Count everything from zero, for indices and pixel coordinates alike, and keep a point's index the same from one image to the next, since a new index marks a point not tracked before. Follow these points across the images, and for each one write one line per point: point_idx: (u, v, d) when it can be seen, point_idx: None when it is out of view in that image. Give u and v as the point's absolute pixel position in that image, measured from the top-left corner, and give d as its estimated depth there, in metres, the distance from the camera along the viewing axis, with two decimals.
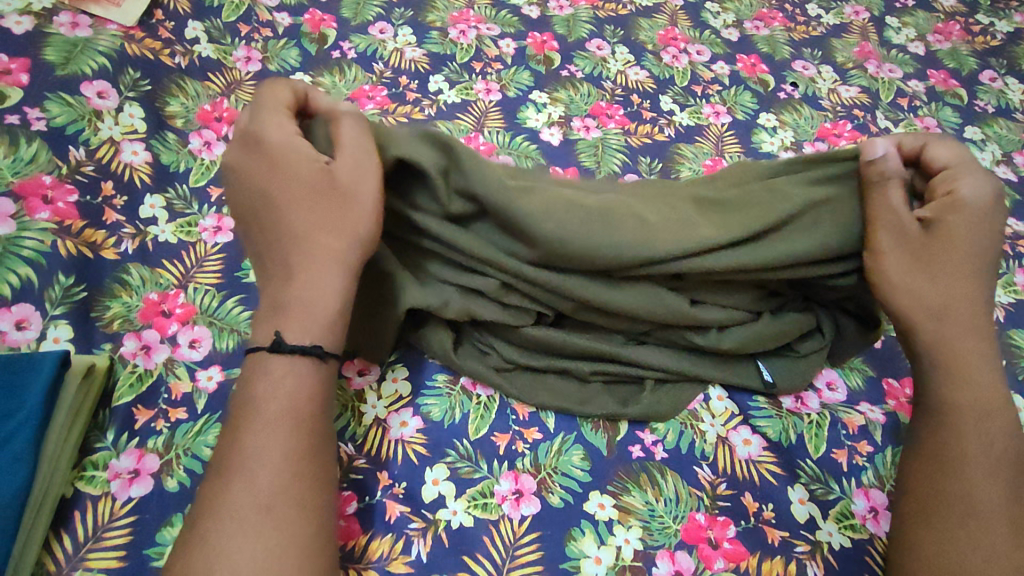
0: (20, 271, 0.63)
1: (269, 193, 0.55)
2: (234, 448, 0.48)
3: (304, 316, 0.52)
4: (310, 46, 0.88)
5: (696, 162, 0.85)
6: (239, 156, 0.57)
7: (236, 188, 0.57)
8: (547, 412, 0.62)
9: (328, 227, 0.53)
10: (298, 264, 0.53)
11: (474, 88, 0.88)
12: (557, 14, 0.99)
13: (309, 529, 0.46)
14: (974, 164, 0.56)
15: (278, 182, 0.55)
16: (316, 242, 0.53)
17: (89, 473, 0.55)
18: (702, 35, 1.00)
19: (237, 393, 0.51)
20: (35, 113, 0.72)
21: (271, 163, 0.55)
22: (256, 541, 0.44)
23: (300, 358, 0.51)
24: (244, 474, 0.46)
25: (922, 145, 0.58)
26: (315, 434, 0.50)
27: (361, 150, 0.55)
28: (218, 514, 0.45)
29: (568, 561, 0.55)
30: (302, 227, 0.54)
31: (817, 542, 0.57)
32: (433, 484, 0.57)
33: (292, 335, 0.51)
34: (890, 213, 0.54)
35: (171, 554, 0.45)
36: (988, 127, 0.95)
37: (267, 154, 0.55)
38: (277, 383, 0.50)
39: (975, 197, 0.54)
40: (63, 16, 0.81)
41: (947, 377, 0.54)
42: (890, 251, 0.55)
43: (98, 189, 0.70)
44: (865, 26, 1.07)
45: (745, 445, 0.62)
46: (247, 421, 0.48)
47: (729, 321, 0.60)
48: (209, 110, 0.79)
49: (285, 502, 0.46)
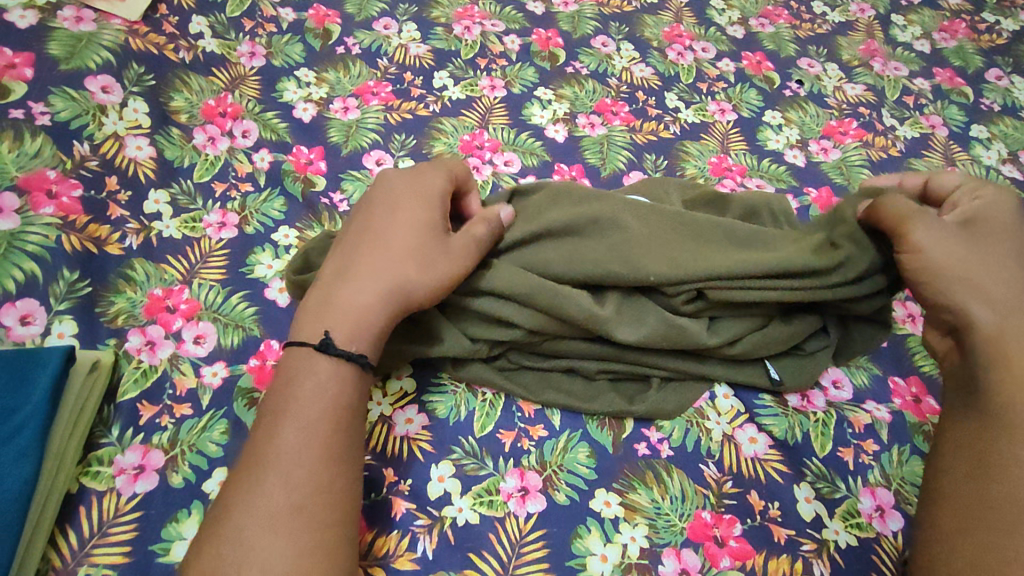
0: (25, 266, 0.63)
1: (394, 209, 0.57)
2: (271, 445, 0.48)
3: (355, 321, 0.52)
4: (314, 41, 0.88)
5: (701, 159, 0.85)
6: (394, 172, 0.61)
7: (377, 190, 0.60)
8: (553, 410, 0.62)
9: (411, 256, 0.54)
10: (361, 273, 0.54)
11: (478, 84, 0.88)
12: (562, 10, 0.98)
13: (338, 530, 0.46)
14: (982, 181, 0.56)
15: (405, 207, 0.57)
16: (384, 257, 0.54)
17: (94, 469, 0.55)
18: (708, 32, 1.00)
19: (283, 385, 0.51)
20: (40, 108, 0.72)
21: (414, 191, 0.58)
22: (287, 540, 0.44)
23: (345, 362, 0.51)
24: (281, 471, 0.46)
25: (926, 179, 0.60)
26: (351, 436, 0.50)
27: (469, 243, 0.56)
28: (250, 510, 0.45)
29: (574, 558, 0.55)
30: (385, 240, 0.56)
31: (824, 541, 0.57)
32: (439, 481, 0.57)
33: (339, 337, 0.51)
34: (920, 214, 0.52)
35: (200, 548, 0.45)
36: (995, 126, 0.95)
37: (419, 188, 0.59)
38: (321, 385, 0.50)
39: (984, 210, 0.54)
40: (68, 10, 0.81)
41: (998, 365, 0.49)
42: (931, 250, 0.51)
43: (103, 184, 0.69)
44: (871, 24, 1.06)
45: (751, 443, 0.62)
46: (288, 419, 0.48)
47: (742, 331, 0.60)
48: (214, 105, 0.79)
49: (319, 502, 0.46)
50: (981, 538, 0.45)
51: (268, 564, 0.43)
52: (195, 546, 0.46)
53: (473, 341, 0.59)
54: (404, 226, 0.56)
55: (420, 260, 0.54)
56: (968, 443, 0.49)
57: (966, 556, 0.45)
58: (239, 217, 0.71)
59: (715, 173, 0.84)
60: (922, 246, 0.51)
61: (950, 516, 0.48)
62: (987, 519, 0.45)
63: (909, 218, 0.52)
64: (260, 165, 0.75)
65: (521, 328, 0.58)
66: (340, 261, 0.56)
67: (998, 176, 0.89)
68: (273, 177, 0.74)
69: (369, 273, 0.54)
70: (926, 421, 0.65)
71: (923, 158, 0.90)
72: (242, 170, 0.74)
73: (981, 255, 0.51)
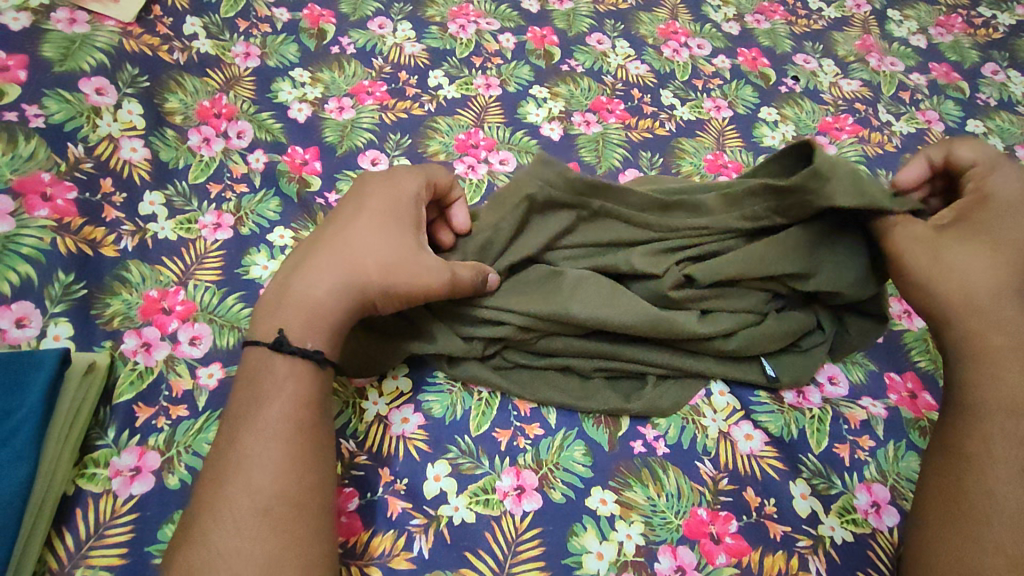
0: (20, 268, 0.63)
1: (362, 212, 0.57)
2: (234, 449, 0.48)
3: (310, 315, 0.52)
4: (309, 41, 0.88)
5: (697, 156, 0.85)
6: (376, 176, 0.61)
7: (354, 190, 0.61)
8: (549, 408, 0.62)
9: (377, 249, 0.55)
10: (317, 268, 0.54)
11: (474, 83, 0.88)
12: (557, 8, 0.98)
13: (308, 532, 0.46)
14: (999, 158, 0.57)
15: (370, 211, 0.57)
16: (340, 258, 0.54)
17: (90, 470, 0.55)
18: (703, 29, 1.00)
19: (242, 392, 0.51)
20: (33, 110, 0.72)
21: (390, 196, 0.58)
22: (254, 542, 0.45)
23: (299, 361, 0.51)
24: (243, 474, 0.47)
25: (945, 150, 0.59)
26: (316, 435, 0.50)
27: (434, 260, 0.55)
28: (216, 514, 0.46)
29: (570, 556, 0.55)
30: (341, 242, 0.55)
31: (819, 537, 0.57)
32: (435, 480, 0.57)
33: (292, 334, 0.52)
34: (900, 220, 0.57)
35: (172, 551, 0.46)
36: (990, 121, 0.95)
37: (394, 192, 0.59)
38: (277, 387, 0.50)
39: (1003, 193, 0.56)
40: (61, 12, 0.81)
41: (991, 369, 0.53)
42: (906, 253, 0.56)
43: (97, 186, 0.69)
44: (867, 19, 1.06)
45: (747, 440, 0.62)
46: (248, 424, 0.49)
47: (735, 328, 0.61)
48: (209, 106, 0.79)
49: (283, 502, 0.46)
50: (951, 526, 0.50)
51: (235, 567, 0.44)
52: (168, 549, 0.46)
53: (467, 340, 0.61)
54: (369, 229, 0.56)
55: (384, 259, 0.54)
56: (944, 446, 0.53)
57: (948, 542, 0.50)
58: (235, 218, 0.71)
59: (711, 170, 0.84)
60: (898, 252, 0.57)
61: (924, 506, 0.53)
62: (956, 507, 0.50)
63: (886, 228, 0.58)
64: (255, 166, 0.75)
65: (511, 325, 0.59)
66: (309, 254, 0.55)
67: None
68: (269, 178, 0.74)
69: (331, 262, 0.54)
70: (923, 417, 0.64)
71: None
72: (237, 171, 0.74)
73: (943, 256, 0.55)
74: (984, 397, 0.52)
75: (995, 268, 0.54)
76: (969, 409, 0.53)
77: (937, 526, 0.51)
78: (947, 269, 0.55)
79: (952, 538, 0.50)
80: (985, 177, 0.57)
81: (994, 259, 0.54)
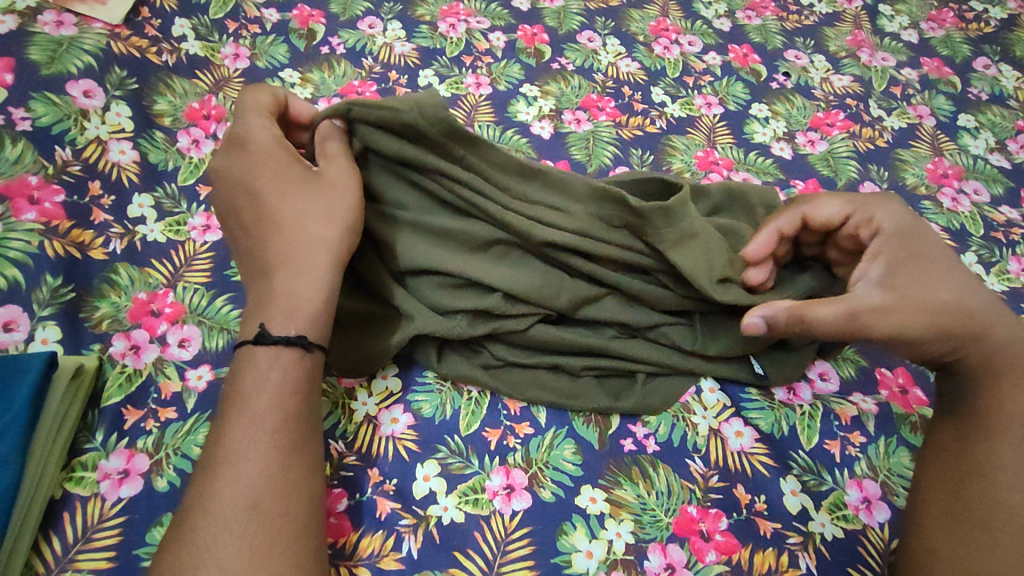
0: (8, 272, 0.62)
1: (256, 198, 0.57)
2: (220, 443, 0.48)
3: (289, 303, 0.53)
4: (298, 42, 0.88)
5: (688, 153, 0.84)
6: (227, 157, 0.60)
7: (222, 183, 0.60)
8: (539, 407, 0.62)
9: (310, 213, 0.56)
10: (277, 265, 0.54)
11: (463, 82, 0.87)
12: (547, 6, 0.98)
13: (295, 524, 0.46)
14: (859, 200, 0.58)
15: (259, 192, 0.57)
16: (299, 244, 0.55)
17: (78, 474, 0.55)
18: (694, 26, 1.00)
19: (228, 385, 0.51)
20: (21, 113, 0.71)
21: (258, 165, 0.58)
22: (243, 536, 0.44)
23: (285, 349, 0.51)
24: (232, 469, 0.47)
25: (802, 215, 0.59)
26: (303, 426, 0.50)
27: (340, 174, 0.57)
28: (204, 510, 0.45)
29: (560, 555, 0.55)
30: (285, 236, 0.55)
31: (809, 533, 0.57)
32: (425, 481, 0.57)
33: (275, 327, 0.52)
34: (854, 304, 0.51)
35: (161, 550, 0.45)
36: (982, 115, 0.95)
37: (254, 157, 0.59)
38: (263, 378, 0.50)
39: (891, 223, 0.57)
40: (48, 15, 0.81)
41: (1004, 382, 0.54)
42: (897, 326, 0.51)
43: (86, 189, 0.69)
44: (858, 14, 1.06)
45: (737, 437, 0.62)
46: (234, 417, 0.49)
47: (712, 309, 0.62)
48: (197, 108, 0.79)
49: (272, 496, 0.46)
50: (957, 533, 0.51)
51: (223, 564, 0.43)
52: (158, 547, 0.46)
53: (448, 315, 0.60)
54: (283, 207, 0.56)
55: (316, 214, 0.56)
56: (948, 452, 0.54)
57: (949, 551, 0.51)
58: None
59: (702, 167, 0.83)
60: (888, 329, 0.51)
61: (923, 511, 0.54)
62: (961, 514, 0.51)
63: (856, 317, 0.51)
64: None
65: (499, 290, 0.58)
66: (260, 264, 0.55)
67: (986, 165, 0.89)
68: None
69: (290, 247, 0.55)
70: (913, 412, 0.65)
71: (911, 149, 0.89)
72: None
73: (921, 301, 0.52)
74: (998, 407, 0.53)
75: (957, 285, 0.55)
76: (983, 419, 0.53)
77: (940, 532, 0.52)
78: (932, 307, 0.52)
79: (942, 542, 0.51)
80: (866, 220, 0.57)
81: (949, 276, 0.55)
